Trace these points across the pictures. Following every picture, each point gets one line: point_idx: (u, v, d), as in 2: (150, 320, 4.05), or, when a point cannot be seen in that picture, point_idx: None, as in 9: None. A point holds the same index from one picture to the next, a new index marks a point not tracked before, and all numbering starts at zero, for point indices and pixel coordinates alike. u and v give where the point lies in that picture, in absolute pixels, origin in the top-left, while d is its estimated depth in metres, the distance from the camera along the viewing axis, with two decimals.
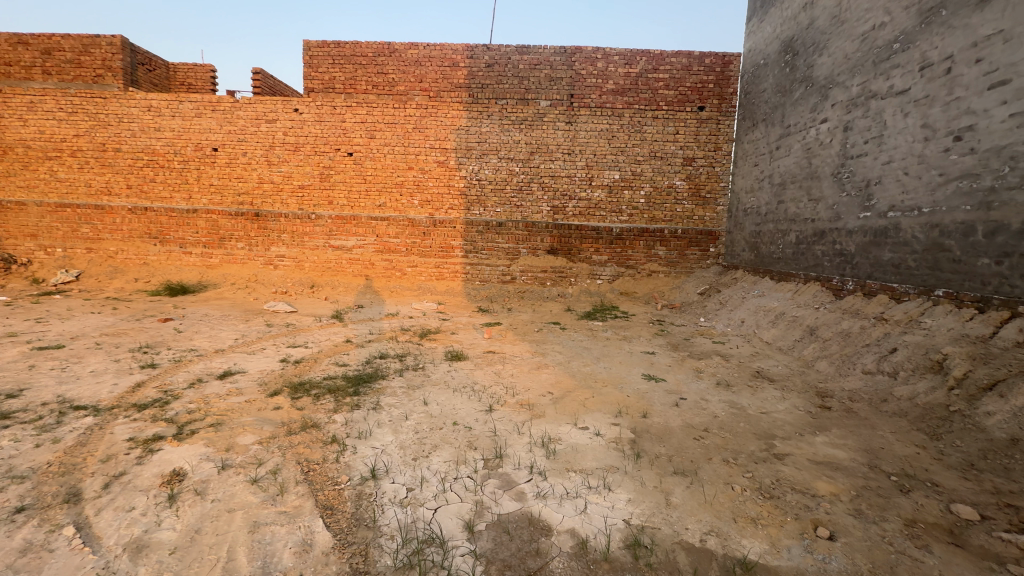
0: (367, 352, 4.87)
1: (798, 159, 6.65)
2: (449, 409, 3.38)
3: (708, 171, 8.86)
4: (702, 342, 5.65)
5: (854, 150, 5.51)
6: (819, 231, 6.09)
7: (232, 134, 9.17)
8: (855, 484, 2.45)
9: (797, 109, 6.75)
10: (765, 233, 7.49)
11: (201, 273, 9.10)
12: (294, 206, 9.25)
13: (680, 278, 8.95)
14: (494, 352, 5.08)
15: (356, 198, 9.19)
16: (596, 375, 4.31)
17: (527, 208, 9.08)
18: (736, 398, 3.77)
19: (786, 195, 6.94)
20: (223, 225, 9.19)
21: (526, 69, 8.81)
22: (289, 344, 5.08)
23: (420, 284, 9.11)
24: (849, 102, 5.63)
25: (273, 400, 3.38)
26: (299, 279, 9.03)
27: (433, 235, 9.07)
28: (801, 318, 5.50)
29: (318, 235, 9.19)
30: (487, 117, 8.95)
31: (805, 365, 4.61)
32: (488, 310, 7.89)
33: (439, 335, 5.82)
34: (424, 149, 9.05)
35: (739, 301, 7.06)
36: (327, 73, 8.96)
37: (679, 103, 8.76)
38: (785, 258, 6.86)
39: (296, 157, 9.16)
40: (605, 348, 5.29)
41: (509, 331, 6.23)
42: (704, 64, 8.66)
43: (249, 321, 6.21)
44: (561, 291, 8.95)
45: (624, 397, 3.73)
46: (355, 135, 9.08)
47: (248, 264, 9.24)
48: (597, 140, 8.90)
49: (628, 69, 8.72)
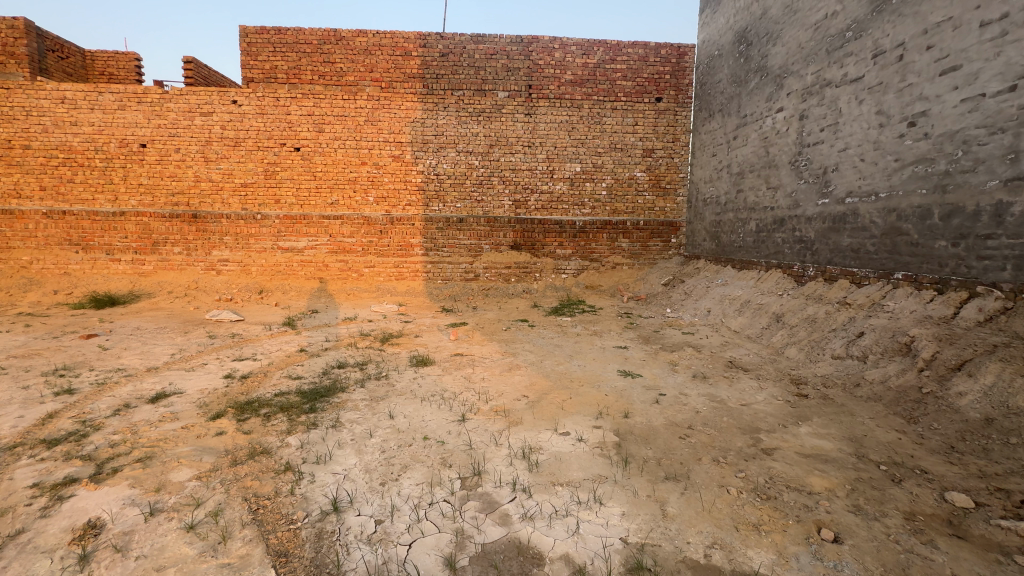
0: (324, 362, 4.48)
1: (756, 149, 6.73)
2: (417, 421, 3.10)
3: (667, 162, 8.89)
4: (672, 334, 5.60)
5: (810, 138, 5.59)
6: (778, 219, 6.18)
7: (163, 128, 8.37)
8: (848, 477, 2.37)
9: (752, 98, 6.82)
10: (725, 222, 7.56)
11: (133, 282, 8.28)
12: (237, 206, 8.57)
13: (644, 270, 8.96)
14: (462, 354, 4.82)
15: (305, 196, 8.62)
16: (571, 374, 4.13)
17: (488, 203, 8.81)
18: (715, 390, 3.68)
19: (744, 184, 7.02)
20: (157, 228, 8.39)
21: (482, 58, 8.52)
22: (235, 357, 4.61)
23: (379, 285, 8.67)
24: (804, 91, 5.71)
25: (214, 424, 2.97)
26: (246, 284, 8.39)
27: (390, 233, 8.65)
28: (766, 306, 5.54)
29: (264, 237, 8.56)
30: (443, 109, 8.60)
31: (775, 352, 4.61)
32: (452, 309, 7.59)
33: (402, 339, 5.48)
34: (378, 143, 8.59)
35: (703, 290, 7.10)
36: (267, 62, 8.33)
37: (637, 94, 8.73)
38: (746, 247, 6.94)
39: (236, 153, 8.48)
40: (577, 345, 5.12)
41: (476, 331, 5.96)
42: (659, 55, 8.66)
43: (189, 333, 5.63)
44: (527, 287, 8.77)
45: (603, 396, 3.56)
46: (302, 128, 8.50)
47: (187, 270, 8.49)
48: (557, 132, 8.74)
49: (586, 59, 8.61)
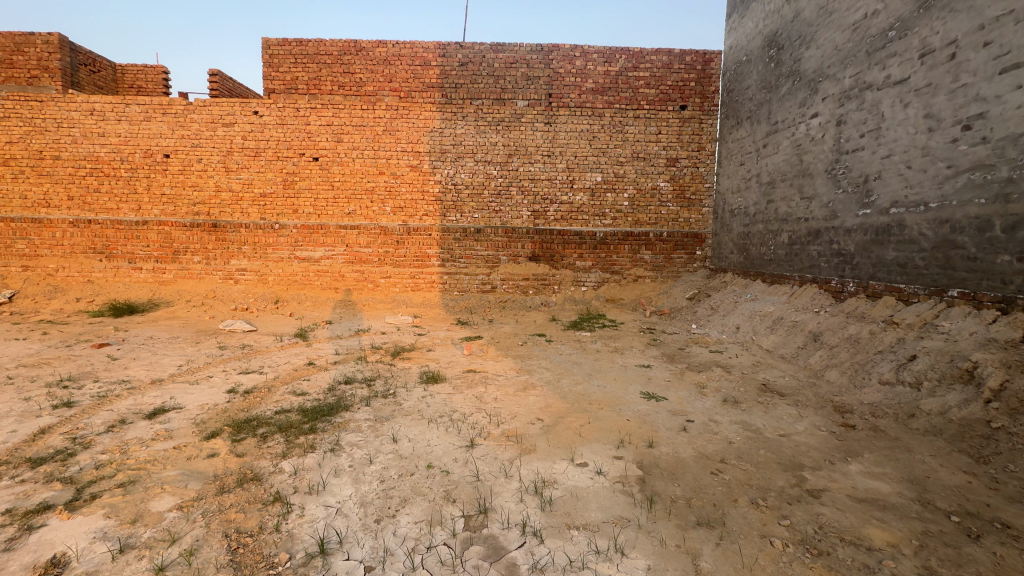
0: (332, 377, 4.30)
1: (788, 157, 6.38)
2: (422, 446, 2.86)
3: (692, 172, 8.57)
4: (698, 352, 5.26)
5: (848, 144, 5.24)
6: (813, 231, 5.80)
7: (186, 138, 8.48)
8: (914, 530, 2.03)
9: (784, 105, 6.50)
10: (754, 234, 7.19)
11: (153, 290, 8.34)
12: (255, 215, 8.58)
13: (667, 283, 8.61)
14: (475, 371, 4.57)
15: (323, 206, 8.59)
16: (589, 395, 3.85)
17: (506, 213, 8.63)
18: (749, 418, 3.35)
19: (775, 194, 6.66)
20: (177, 238, 8.46)
21: (501, 67, 8.40)
22: (241, 370, 4.46)
23: (395, 296, 8.54)
24: (842, 94, 5.37)
25: (207, 445, 2.79)
26: (262, 294, 8.37)
27: (407, 243, 8.54)
28: (802, 323, 5.16)
29: (282, 247, 8.54)
30: (461, 118, 8.50)
31: (814, 375, 4.24)
32: (467, 322, 7.38)
33: (413, 353, 5.28)
34: (396, 153, 8.53)
35: (731, 305, 6.73)
36: (288, 73, 8.38)
37: (661, 102, 8.47)
38: (777, 260, 6.56)
39: (256, 163, 8.52)
40: (597, 363, 4.83)
41: (491, 345, 5.72)
42: (684, 62, 8.40)
43: (201, 344, 5.55)
44: (545, 300, 8.51)
45: (624, 422, 3.27)
46: (321, 138, 8.50)
47: (206, 279, 8.52)
48: (577, 141, 8.53)
49: (608, 67, 8.41)
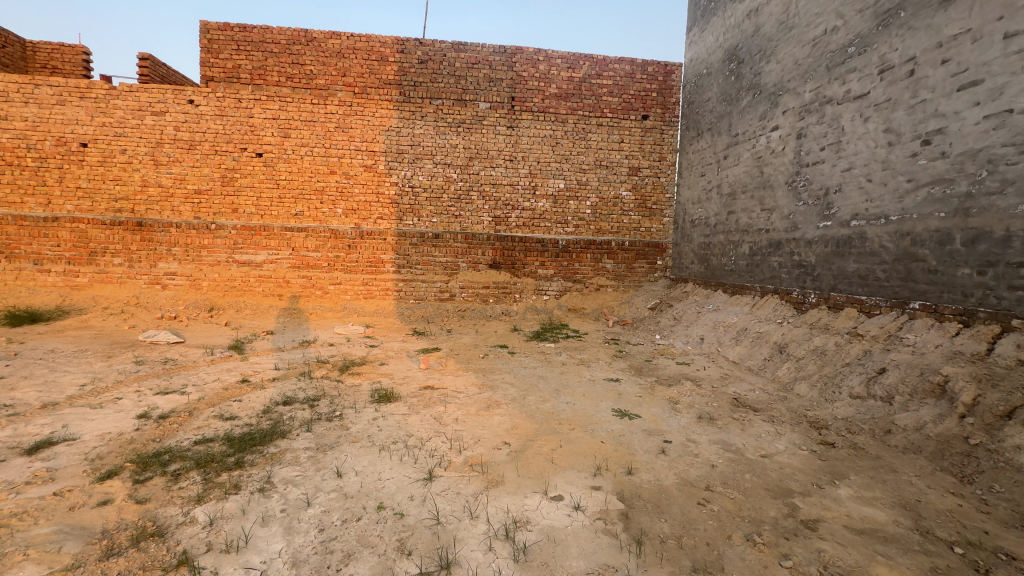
0: (268, 397, 3.77)
1: (748, 168, 6.43)
2: (372, 482, 2.45)
3: (654, 182, 8.58)
4: (666, 365, 5.10)
5: (809, 157, 5.30)
6: (774, 242, 5.84)
7: (107, 126, 7.58)
8: (922, 567, 1.85)
9: (744, 117, 6.56)
10: (715, 245, 7.22)
11: (63, 296, 7.34)
12: (188, 214, 7.77)
13: (629, 292, 8.53)
14: (433, 388, 4.17)
15: (267, 206, 7.91)
16: (559, 414, 3.56)
17: (466, 218, 8.27)
18: (727, 437, 3.16)
19: (736, 205, 6.70)
20: (95, 237, 7.52)
21: (463, 67, 8.09)
22: (159, 390, 3.85)
23: (345, 304, 7.96)
24: (802, 108, 5.44)
25: (99, 489, 2.25)
26: (194, 301, 7.57)
27: (359, 248, 8.00)
28: (766, 334, 5.12)
29: (218, 249, 7.78)
30: (420, 118, 8.10)
31: (783, 388, 4.16)
32: (424, 333, 6.95)
33: (364, 367, 4.80)
34: (349, 152, 8.00)
35: (694, 316, 6.68)
36: (229, 61, 7.69)
37: (623, 111, 8.44)
38: (738, 271, 6.58)
39: (191, 156, 7.74)
40: (564, 377, 4.56)
41: (450, 358, 5.33)
42: (646, 72, 8.42)
43: (113, 358, 4.82)
44: (505, 309, 8.21)
45: (599, 444, 3.00)
46: (266, 133, 7.84)
47: (127, 284, 7.61)
48: (540, 146, 8.33)
49: (572, 73, 8.29)
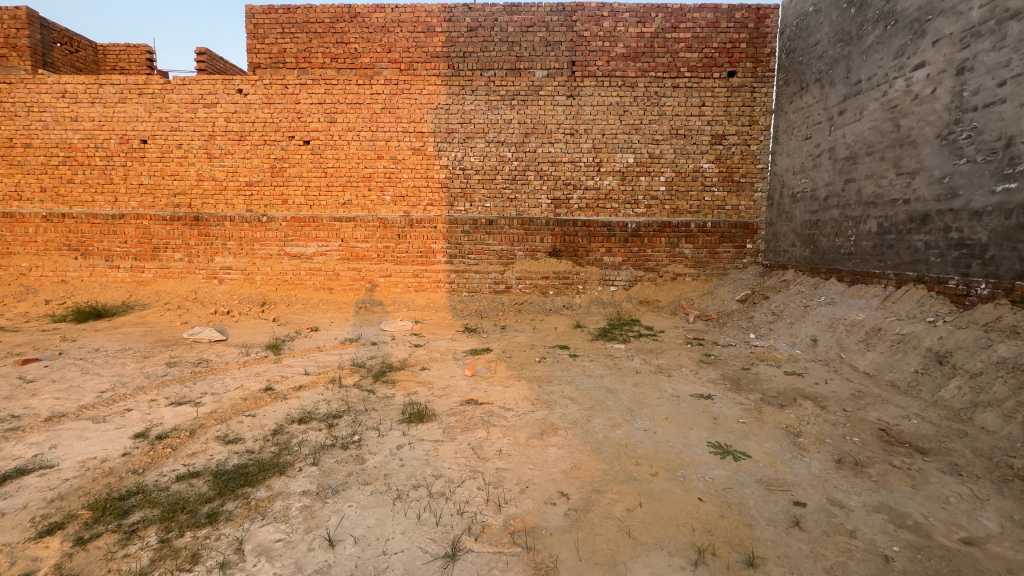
0: (285, 412, 3.23)
1: (876, 123, 5.05)
2: (372, 558, 1.76)
3: (742, 151, 7.25)
4: (771, 376, 4.00)
5: (977, 98, 3.93)
6: (918, 216, 4.48)
7: (164, 121, 7.59)
8: None
9: (870, 58, 5.16)
10: (826, 223, 5.87)
11: (130, 291, 7.50)
12: (241, 207, 7.63)
13: (712, 282, 7.32)
14: (476, 403, 3.43)
15: (315, 196, 7.59)
16: (636, 449, 2.68)
17: (522, 202, 7.46)
18: (893, 501, 2.14)
19: (858, 171, 5.33)
20: (157, 233, 7.60)
21: (516, 31, 7.22)
22: (174, 400, 3.44)
23: (395, 297, 7.51)
24: (966, 33, 4.05)
25: (28, 553, 1.75)
26: (248, 295, 7.44)
27: (409, 237, 7.48)
28: (914, 337, 3.87)
29: (270, 242, 7.59)
30: (471, 93, 7.37)
31: (955, 417, 2.98)
32: (475, 329, 6.28)
33: (402, 374, 4.17)
34: (396, 134, 7.46)
35: (800, 310, 5.43)
36: (275, 46, 7.40)
37: (705, 69, 7.17)
38: (860, 254, 5.24)
39: (241, 148, 7.57)
40: (639, 390, 3.66)
41: (501, 362, 4.58)
42: (733, 20, 7.07)
43: (149, 358, 4.57)
44: (567, 302, 7.36)
45: (697, 505, 2.10)
46: (313, 119, 7.50)
47: (187, 279, 7.64)
48: (604, 116, 7.31)
49: (642, 28, 7.15)
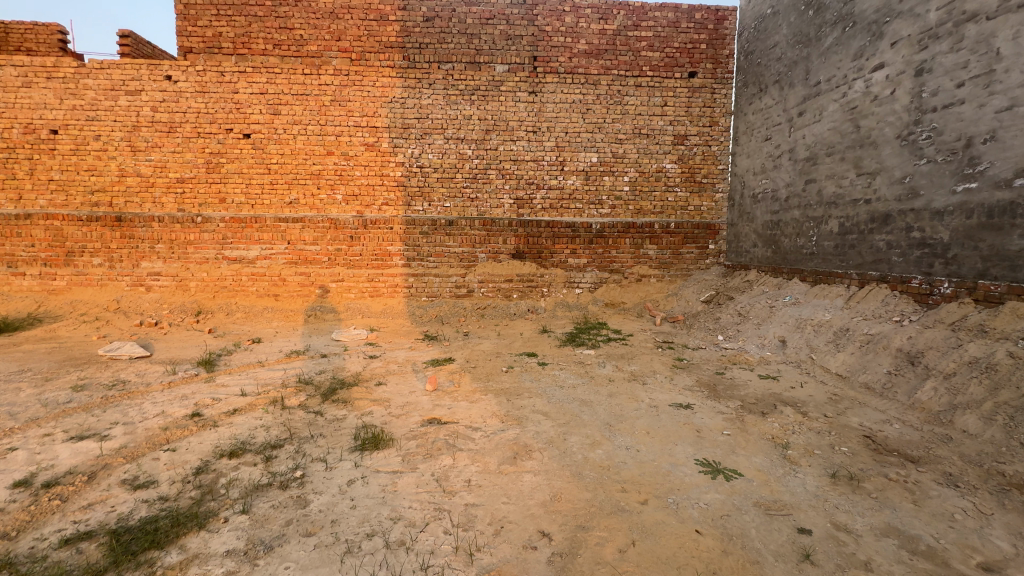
0: (213, 444, 2.75)
1: (836, 124, 5.09)
2: None
3: (703, 151, 7.24)
4: (747, 381, 3.87)
5: (936, 98, 3.97)
6: (879, 215, 4.51)
7: (79, 109, 6.72)
8: None
9: (829, 59, 5.19)
10: (787, 223, 5.90)
11: (38, 302, 6.58)
12: (171, 206, 6.88)
13: (676, 283, 7.26)
14: (440, 423, 3.07)
15: (257, 194, 6.95)
16: (621, 472, 2.41)
17: (484, 202, 7.14)
18: (901, 521, 1.97)
19: (818, 171, 5.36)
20: (71, 235, 6.71)
21: (475, 23, 6.90)
22: (74, 434, 2.86)
23: (348, 304, 6.99)
24: (924, 34, 4.09)
25: None
26: (181, 304, 6.72)
27: (363, 239, 6.99)
28: (883, 337, 3.85)
29: (206, 245, 6.88)
30: (428, 86, 6.98)
31: (935, 420, 2.92)
32: (436, 337, 5.89)
33: (355, 391, 3.74)
34: (347, 128, 6.96)
35: (767, 311, 5.40)
36: (209, 29, 6.72)
37: (666, 68, 7.11)
38: (822, 254, 5.26)
39: (171, 141, 6.83)
40: (615, 401, 3.42)
41: (465, 373, 4.24)
42: (694, 20, 7.05)
43: (51, 382, 3.89)
44: (531, 306, 7.10)
45: (696, 541, 1.85)
46: (253, 110, 6.87)
47: (108, 286, 6.79)
48: (567, 114, 7.11)
49: (604, 25, 7.00)
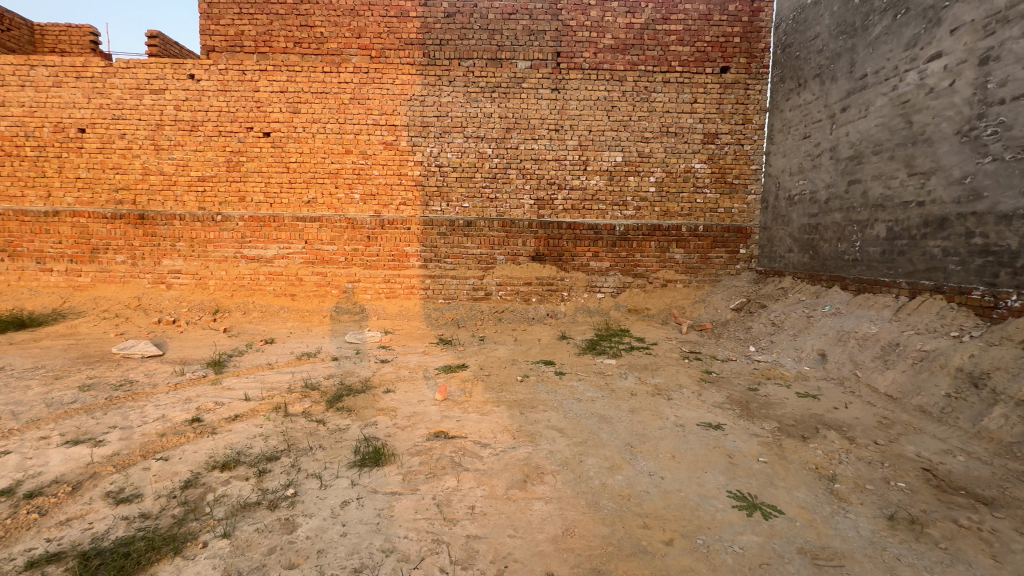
0: (208, 454, 2.60)
1: (884, 120, 4.69)
2: None
3: (735, 150, 6.86)
4: (784, 399, 3.54)
5: (1005, 90, 3.57)
6: (934, 219, 4.10)
7: (105, 108, 6.81)
8: None
9: (878, 49, 4.80)
10: (827, 227, 5.50)
11: (64, 298, 6.68)
12: (192, 204, 6.90)
13: (704, 289, 6.90)
14: (447, 438, 2.87)
15: (276, 193, 6.91)
16: (644, 503, 2.15)
17: (503, 202, 6.93)
18: None
19: (863, 171, 4.96)
20: (96, 232, 6.80)
21: (497, 19, 6.71)
22: (70, 438, 2.77)
23: (364, 305, 6.88)
24: (990, 19, 3.70)
25: None
26: (199, 302, 6.73)
27: (380, 239, 6.87)
28: (940, 354, 3.46)
29: (225, 243, 6.87)
30: (448, 84, 6.82)
31: (1008, 454, 2.55)
32: (451, 341, 5.71)
33: (362, 398, 3.57)
34: (366, 127, 6.86)
35: (804, 321, 5.01)
36: (231, 27, 6.72)
37: (697, 63, 6.76)
38: (866, 261, 4.86)
39: (193, 139, 6.85)
40: (637, 418, 3.15)
41: (478, 381, 4.02)
42: (727, 12, 6.69)
43: (60, 380, 3.84)
44: (550, 310, 6.86)
45: None
46: (273, 108, 6.84)
47: (131, 284, 6.85)
48: (591, 112, 6.84)
49: (631, 19, 6.71)
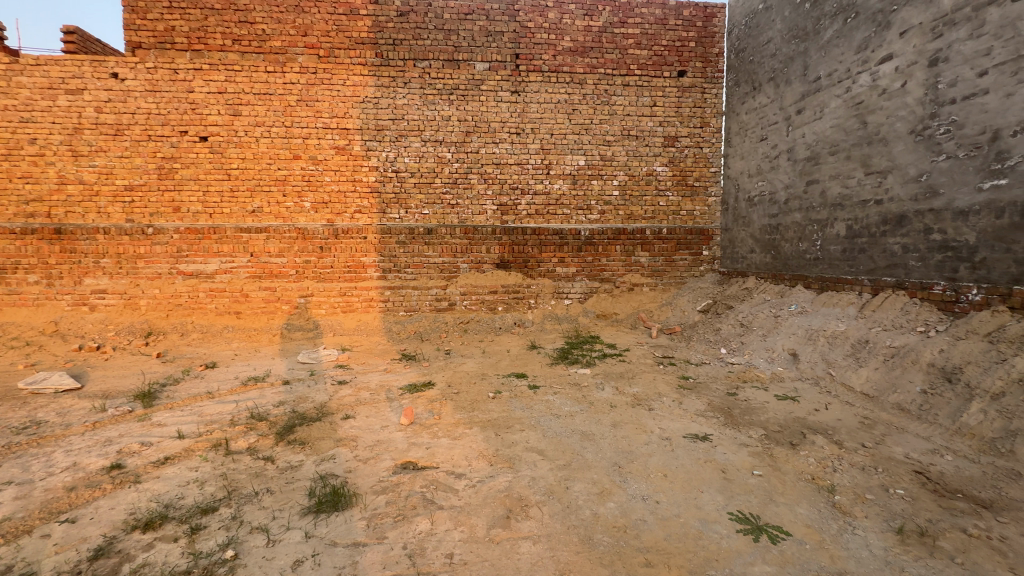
0: (127, 511, 2.17)
1: (839, 121, 4.78)
2: None
3: (695, 153, 6.92)
4: (765, 403, 3.45)
5: (955, 90, 3.67)
6: (893, 216, 4.18)
7: (11, 110, 6.04)
8: None
9: (830, 52, 4.90)
10: (788, 227, 5.57)
11: None
12: (118, 216, 6.22)
13: (670, 292, 6.88)
14: (416, 469, 2.56)
15: (216, 203, 6.34)
16: (643, 536, 1.93)
17: (465, 208, 6.66)
18: None
19: (821, 171, 5.04)
20: (2, 250, 5.99)
21: (452, 19, 6.47)
22: None
23: (318, 320, 6.41)
24: (937, 22, 3.80)
25: None
26: (129, 325, 6.05)
27: (334, 250, 6.43)
28: (910, 350, 3.48)
29: (159, 259, 6.23)
30: (403, 85, 6.50)
31: (994, 451, 2.52)
32: (414, 356, 5.37)
33: (318, 427, 3.20)
34: (316, 130, 6.43)
35: (772, 321, 5.02)
36: (160, 22, 6.14)
37: (655, 67, 6.78)
38: (828, 259, 4.93)
39: (117, 144, 6.19)
40: (621, 433, 2.95)
41: (447, 400, 3.72)
42: (681, 17, 6.76)
43: None
44: (518, 318, 6.64)
45: None
46: (210, 110, 6.29)
47: (46, 307, 6.07)
48: (552, 115, 6.71)
49: (589, 21, 6.65)
